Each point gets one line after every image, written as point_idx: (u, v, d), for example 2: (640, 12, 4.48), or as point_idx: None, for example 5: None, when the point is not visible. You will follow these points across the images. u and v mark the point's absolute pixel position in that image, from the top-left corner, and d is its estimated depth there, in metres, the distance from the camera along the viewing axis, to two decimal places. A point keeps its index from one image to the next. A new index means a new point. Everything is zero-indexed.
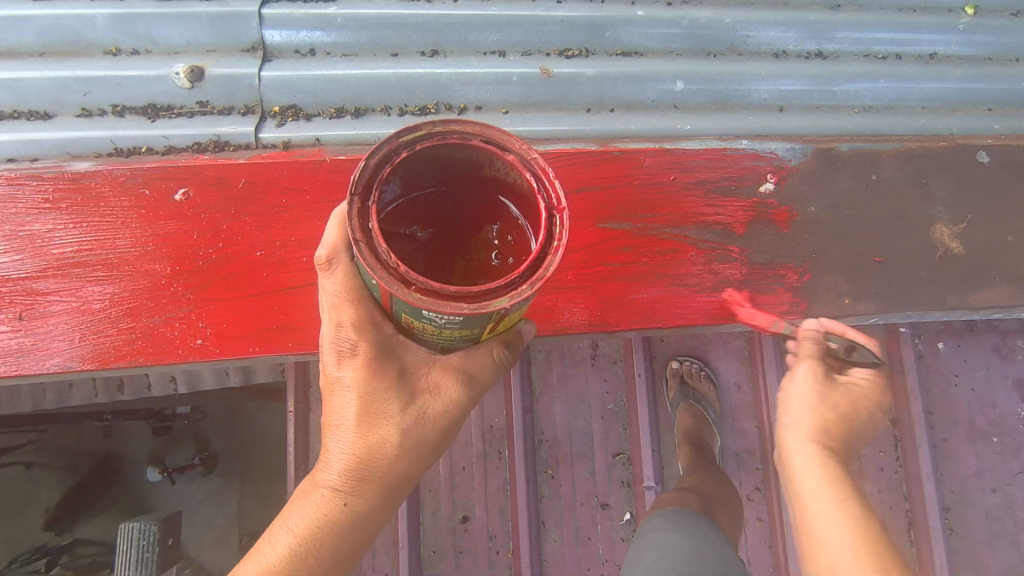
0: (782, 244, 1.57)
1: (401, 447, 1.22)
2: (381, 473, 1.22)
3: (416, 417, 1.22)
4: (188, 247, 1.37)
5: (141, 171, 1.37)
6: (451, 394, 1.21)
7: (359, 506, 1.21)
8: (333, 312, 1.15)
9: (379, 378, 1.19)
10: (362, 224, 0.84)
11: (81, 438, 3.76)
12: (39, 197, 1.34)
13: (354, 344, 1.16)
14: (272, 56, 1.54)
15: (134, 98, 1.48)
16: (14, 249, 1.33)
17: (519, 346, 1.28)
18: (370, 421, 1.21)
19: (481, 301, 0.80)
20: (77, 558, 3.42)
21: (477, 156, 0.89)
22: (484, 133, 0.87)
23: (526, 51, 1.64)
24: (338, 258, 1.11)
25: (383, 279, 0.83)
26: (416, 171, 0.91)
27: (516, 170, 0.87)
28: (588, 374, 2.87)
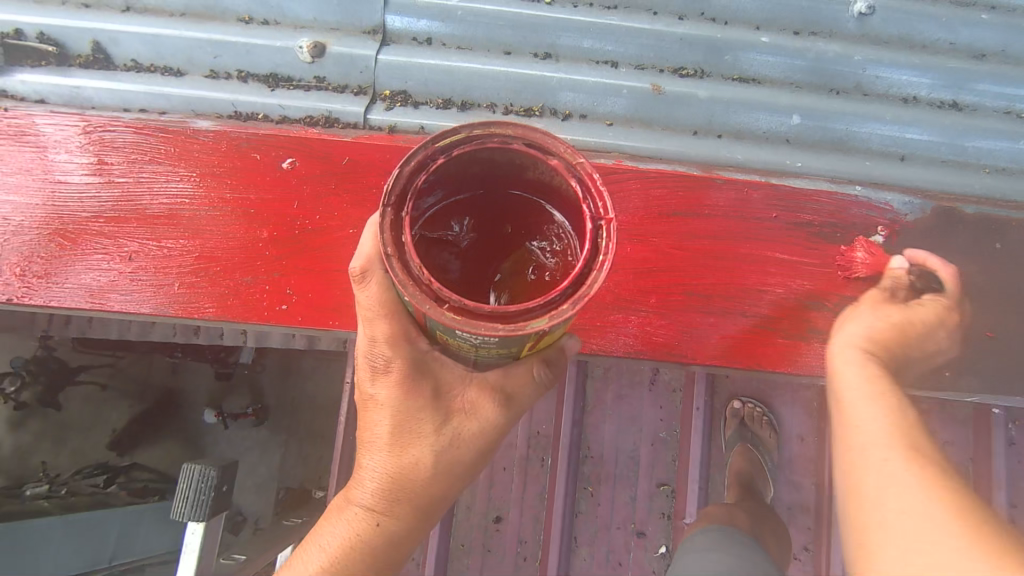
0: (881, 302, 1.46)
1: (434, 467, 1.23)
2: (413, 494, 1.24)
3: (450, 439, 1.23)
4: (285, 215, 1.43)
5: (257, 137, 1.45)
6: (487, 413, 1.23)
7: (391, 526, 1.25)
8: (368, 328, 1.18)
9: (413, 396, 1.21)
10: (395, 237, 0.84)
11: (152, 370, 3.64)
12: (160, 149, 1.44)
13: (388, 361, 1.19)
14: (390, 41, 1.58)
15: (258, 66, 1.55)
16: (130, 198, 1.42)
17: (562, 366, 1.25)
18: (403, 440, 1.23)
19: (518, 322, 0.79)
20: (131, 481, 3.34)
21: (520, 159, 0.89)
22: (525, 137, 0.87)
23: (639, 65, 1.61)
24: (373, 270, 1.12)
25: (415, 298, 0.81)
26: (452, 178, 0.90)
27: (560, 175, 0.87)
28: (643, 398, 2.82)
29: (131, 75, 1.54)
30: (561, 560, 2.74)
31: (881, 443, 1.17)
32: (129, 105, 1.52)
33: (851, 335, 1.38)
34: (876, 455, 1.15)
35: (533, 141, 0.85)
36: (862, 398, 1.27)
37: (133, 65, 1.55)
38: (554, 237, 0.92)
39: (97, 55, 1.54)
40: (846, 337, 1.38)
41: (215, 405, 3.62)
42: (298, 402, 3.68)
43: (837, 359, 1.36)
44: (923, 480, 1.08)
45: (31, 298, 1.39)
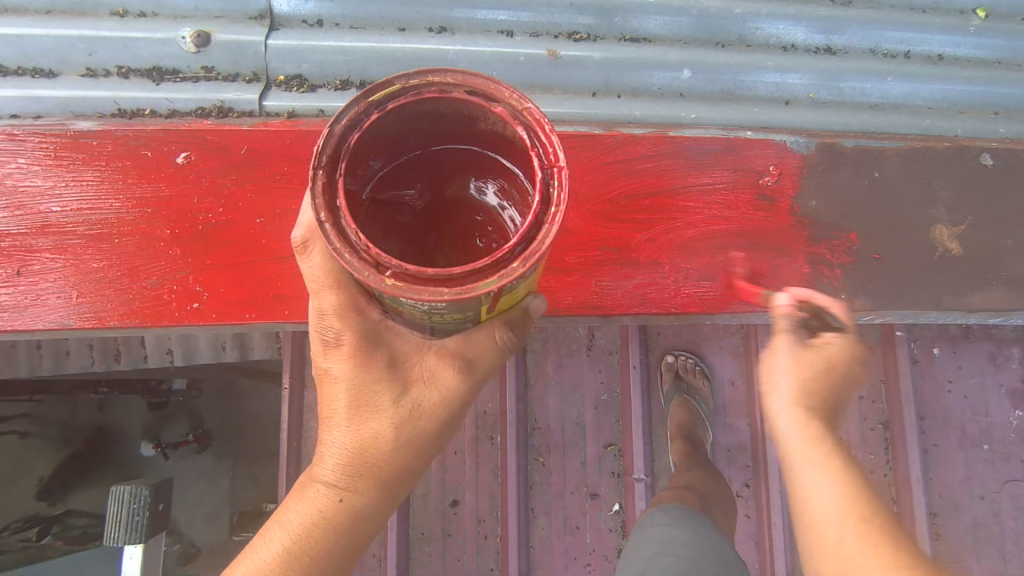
0: (778, 242, 1.55)
1: (395, 441, 1.22)
2: (376, 467, 1.23)
3: (410, 410, 1.22)
4: (188, 211, 1.38)
5: (143, 133, 1.37)
6: (449, 378, 1.21)
7: (355, 503, 1.23)
8: (321, 301, 1.19)
9: (369, 365, 1.20)
10: (329, 202, 0.84)
11: (75, 409, 3.55)
12: (40, 153, 1.35)
13: (340, 332, 1.18)
14: (278, 25, 1.54)
15: (139, 60, 1.47)
16: (34, 203, 1.34)
17: (526, 327, 1.22)
18: (362, 415, 1.22)
19: (465, 283, 0.79)
20: (67, 529, 3.32)
21: (466, 109, 0.88)
22: (469, 84, 0.87)
23: (534, 32, 1.65)
24: (314, 241, 1.15)
25: (353, 265, 0.81)
26: (398, 132, 0.90)
27: (507, 124, 0.86)
28: (583, 364, 2.89)
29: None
30: (521, 532, 2.80)
31: (838, 518, 1.01)
32: None
33: (779, 386, 1.20)
34: (830, 533, 1.00)
35: (475, 86, 0.85)
36: (805, 461, 1.10)
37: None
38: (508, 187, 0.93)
39: None
40: (775, 390, 1.20)
41: (152, 437, 3.66)
42: (241, 420, 3.70)
43: (777, 414, 1.18)
44: (869, 545, 0.95)
45: None
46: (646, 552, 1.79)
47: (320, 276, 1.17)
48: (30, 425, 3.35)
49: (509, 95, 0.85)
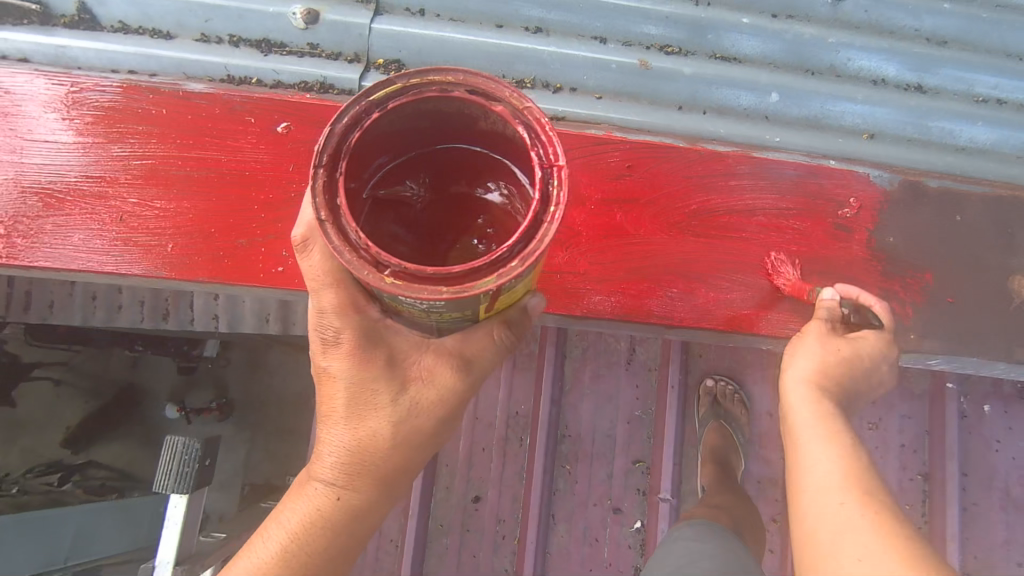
0: (850, 273, 1.55)
1: (394, 438, 1.26)
2: (374, 464, 1.27)
3: (408, 408, 1.26)
4: (282, 178, 1.43)
5: (251, 100, 1.45)
6: (447, 377, 1.25)
7: (353, 500, 1.29)
8: (321, 298, 1.20)
9: (367, 364, 1.22)
10: (328, 201, 0.84)
11: (108, 365, 3.70)
12: (153, 110, 1.43)
13: (339, 331, 1.20)
14: (383, 11, 1.60)
15: (250, 31, 1.54)
16: (140, 158, 1.42)
17: (524, 325, 1.27)
18: (360, 413, 1.25)
19: (464, 282, 0.81)
20: (87, 479, 3.38)
21: (467, 109, 0.90)
22: (468, 83, 0.88)
23: (626, 42, 1.67)
24: (313, 238, 1.15)
25: (352, 264, 0.82)
26: (398, 131, 0.91)
27: (507, 123, 0.88)
28: (620, 376, 2.90)
29: (118, 36, 1.51)
30: (539, 537, 2.81)
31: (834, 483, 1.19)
32: (117, 66, 1.50)
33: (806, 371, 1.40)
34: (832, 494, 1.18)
35: (477, 86, 0.86)
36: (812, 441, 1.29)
37: (120, 26, 1.52)
38: (507, 187, 0.95)
39: (83, 15, 1.51)
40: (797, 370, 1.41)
41: (178, 400, 3.72)
42: (264, 398, 3.75)
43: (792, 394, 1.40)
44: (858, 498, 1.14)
45: (17, 257, 1.38)
46: (673, 564, 1.80)
47: (320, 272, 1.18)
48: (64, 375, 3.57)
49: (510, 95, 0.86)
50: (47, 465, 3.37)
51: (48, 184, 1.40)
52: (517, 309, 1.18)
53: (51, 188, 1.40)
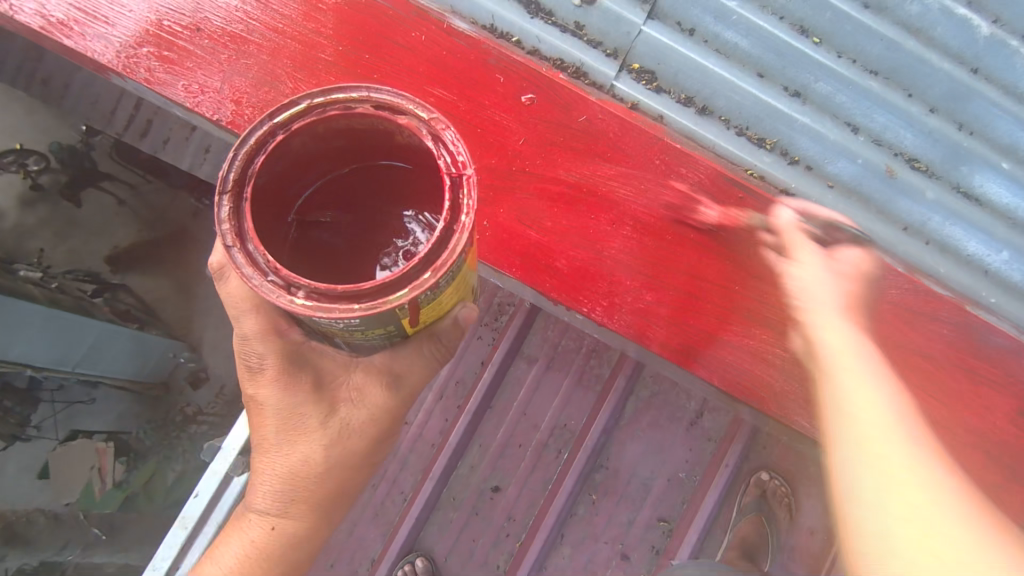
0: (1016, 465, 1.48)
1: (326, 459, 1.42)
2: (309, 487, 1.45)
3: (338, 428, 1.41)
4: (509, 146, 1.41)
5: (507, 58, 1.39)
6: (374, 398, 1.38)
7: (292, 520, 1.49)
8: (243, 326, 1.34)
9: (294, 388, 1.36)
10: (234, 228, 0.88)
11: (171, 204, 4.34)
12: (412, 34, 1.40)
13: (262, 358, 1.34)
14: (655, 15, 1.53)
15: None
16: (382, 75, 1.40)
17: (454, 341, 1.32)
18: (294, 439, 1.42)
19: (379, 298, 0.86)
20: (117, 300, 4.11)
21: (378, 123, 0.95)
22: (373, 99, 0.93)
23: (877, 139, 1.57)
24: (229, 269, 1.32)
25: (263, 287, 0.86)
26: (311, 148, 0.97)
27: (415, 133, 0.93)
28: (678, 435, 2.87)
29: None
30: (541, 551, 2.87)
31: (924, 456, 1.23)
32: None
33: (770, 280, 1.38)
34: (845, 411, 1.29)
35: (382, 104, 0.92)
36: (849, 359, 1.30)
37: None
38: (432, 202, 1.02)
39: None
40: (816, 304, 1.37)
41: None
42: None
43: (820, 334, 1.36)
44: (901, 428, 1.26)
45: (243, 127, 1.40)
46: None
47: (243, 296, 1.32)
48: (128, 196, 4.28)
49: (414, 109, 0.93)
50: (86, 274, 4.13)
51: (287, 70, 1.40)
52: (435, 326, 1.20)
53: (289, 74, 1.40)
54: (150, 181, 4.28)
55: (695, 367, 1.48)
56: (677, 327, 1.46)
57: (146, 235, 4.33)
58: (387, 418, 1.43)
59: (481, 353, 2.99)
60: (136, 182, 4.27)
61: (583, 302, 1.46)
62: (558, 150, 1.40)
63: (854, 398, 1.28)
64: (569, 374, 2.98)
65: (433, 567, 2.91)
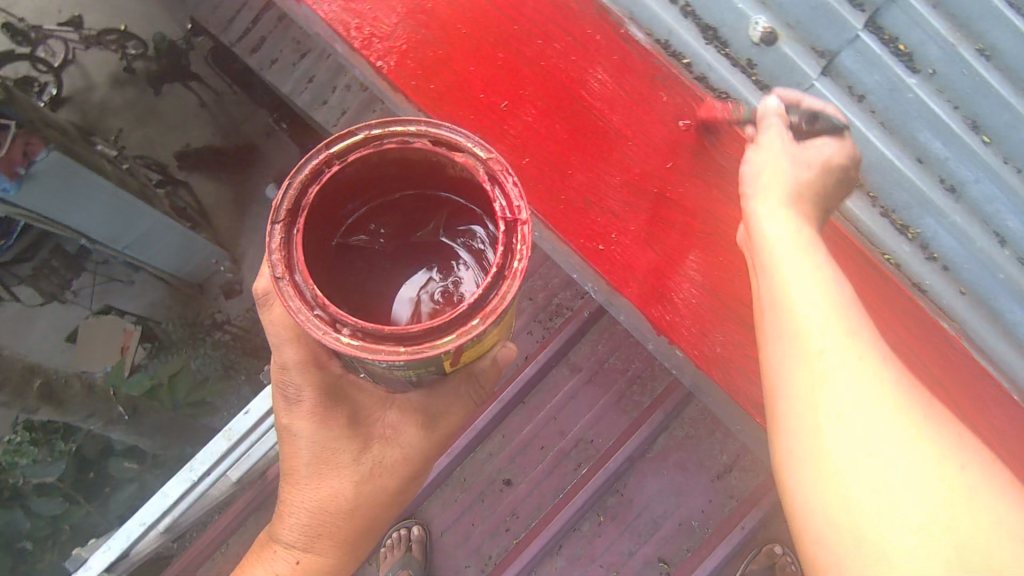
0: None
1: (354, 497, 1.45)
2: (337, 525, 1.46)
3: (370, 464, 1.45)
4: (653, 168, 1.39)
5: (676, 80, 1.37)
6: (408, 435, 1.45)
7: (317, 559, 1.47)
8: (283, 355, 1.40)
9: (330, 421, 1.42)
10: (286, 261, 0.95)
11: (247, 118, 4.43)
12: (590, 32, 1.38)
13: (300, 388, 1.40)
14: (828, 71, 1.45)
15: (707, 12, 1.45)
16: (549, 66, 1.39)
17: (490, 381, 1.48)
18: (325, 476, 1.45)
19: (423, 342, 0.91)
20: (177, 197, 4.29)
21: (438, 157, 0.99)
22: (433, 133, 0.98)
23: (1023, 258, 1.46)
24: (271, 297, 1.37)
25: (312, 322, 0.91)
26: (360, 180, 1.01)
27: (471, 171, 0.97)
28: (700, 482, 2.84)
29: None
30: (533, 559, 2.86)
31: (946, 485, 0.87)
32: None
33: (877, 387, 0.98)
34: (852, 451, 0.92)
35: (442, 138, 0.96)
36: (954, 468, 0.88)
37: None
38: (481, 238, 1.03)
39: None
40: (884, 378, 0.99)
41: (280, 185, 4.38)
42: None
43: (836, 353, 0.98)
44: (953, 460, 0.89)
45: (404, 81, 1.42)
46: None
47: (286, 326, 1.38)
48: (210, 100, 4.43)
49: (473, 146, 0.97)
50: (156, 165, 4.31)
51: (458, 37, 1.41)
52: (475, 368, 1.36)
53: (458, 41, 1.41)
54: (234, 91, 4.43)
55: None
56: None
57: (218, 141, 4.43)
58: (421, 459, 1.48)
59: (528, 348, 2.99)
60: (221, 89, 4.43)
61: (683, 345, 1.42)
62: (700, 185, 1.38)
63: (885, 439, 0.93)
64: (608, 393, 2.96)
65: (427, 540, 2.99)
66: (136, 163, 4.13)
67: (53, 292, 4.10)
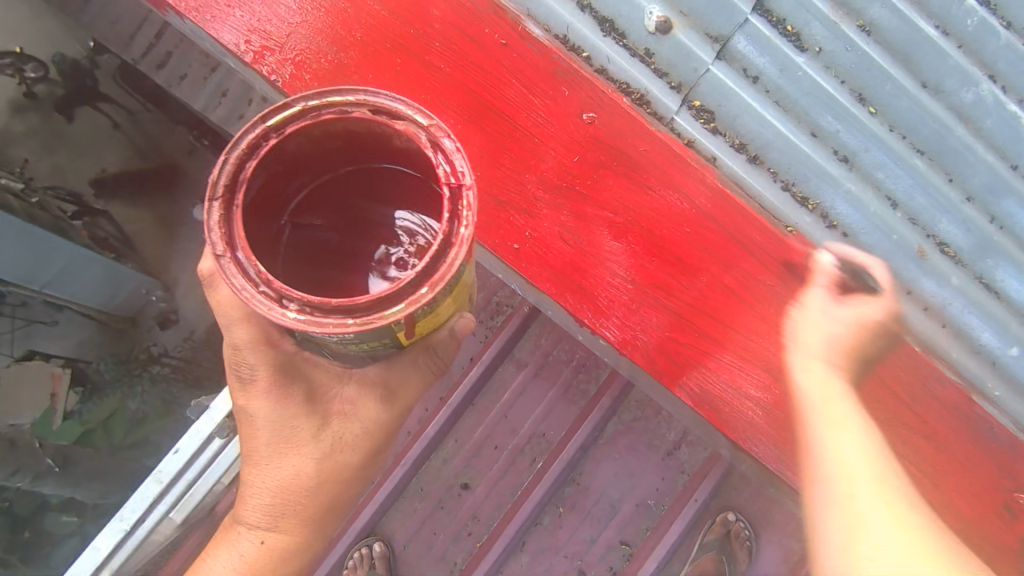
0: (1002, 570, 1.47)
1: (317, 471, 1.50)
2: (302, 498, 1.52)
3: (331, 440, 1.49)
4: (563, 161, 1.39)
5: (576, 71, 1.37)
6: (368, 410, 1.48)
7: (289, 530, 1.55)
8: (234, 335, 1.40)
9: (286, 398, 1.44)
10: (227, 240, 0.93)
11: (168, 137, 4.21)
12: (488, 29, 1.37)
13: (253, 368, 1.41)
14: (722, 55, 1.50)
15: (602, 5, 1.47)
16: (449, 66, 1.37)
17: (451, 347, 1.44)
18: (286, 452, 1.48)
19: (370, 315, 0.90)
20: (97, 227, 4.12)
21: (380, 127, 0.98)
22: (372, 103, 0.97)
23: (913, 218, 1.55)
24: (219, 278, 1.37)
25: (256, 300, 0.91)
26: (301, 153, 1.00)
27: (415, 140, 0.97)
28: (653, 462, 2.90)
29: None
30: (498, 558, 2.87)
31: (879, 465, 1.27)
32: None
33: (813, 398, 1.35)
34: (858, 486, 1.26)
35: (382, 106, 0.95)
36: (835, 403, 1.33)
37: None
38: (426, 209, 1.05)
39: None
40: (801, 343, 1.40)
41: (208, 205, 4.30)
42: None
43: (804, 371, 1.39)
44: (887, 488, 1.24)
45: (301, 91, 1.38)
46: None
47: (232, 305, 1.38)
48: (124, 121, 4.14)
49: (415, 113, 0.96)
50: (70, 193, 4.06)
51: (355, 42, 1.38)
52: (435, 339, 1.32)
53: (355, 46, 1.38)
54: (150, 110, 4.17)
55: (711, 415, 1.49)
56: (698, 370, 1.46)
57: (137, 164, 4.23)
58: (380, 429, 1.52)
59: (472, 350, 2.96)
60: (135, 108, 4.15)
61: (609, 330, 1.44)
62: (610, 174, 1.39)
63: (830, 436, 1.30)
64: (555, 386, 2.99)
65: (390, 555, 2.94)
66: (47, 194, 3.88)
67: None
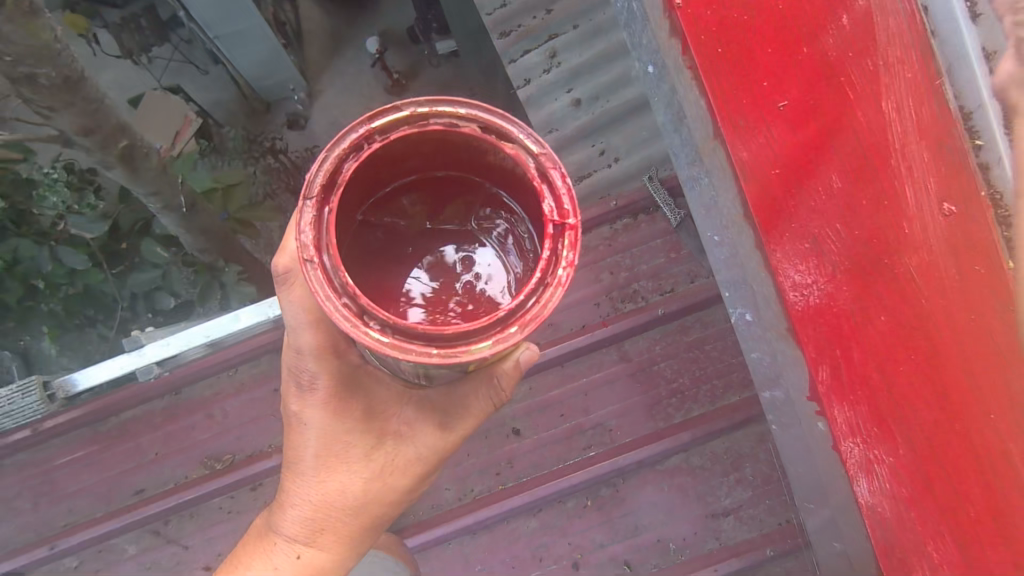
0: None
1: (367, 485, 1.72)
2: (345, 511, 1.72)
3: (384, 458, 1.72)
4: (899, 236, 1.35)
5: (962, 161, 1.35)
6: (425, 433, 1.70)
7: (324, 545, 1.73)
8: (302, 342, 1.62)
9: (347, 408, 1.67)
10: (317, 244, 1.07)
11: None
12: (908, 78, 1.36)
13: (316, 376, 1.64)
14: None
15: (1017, 105, 1.32)
16: (854, 92, 1.37)
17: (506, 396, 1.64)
18: (338, 465, 1.70)
19: (454, 340, 1.04)
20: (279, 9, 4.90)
21: (484, 146, 1.14)
22: (483, 123, 1.13)
23: None
24: (293, 278, 1.57)
25: (343, 310, 1.04)
26: (394, 155, 1.15)
27: (516, 164, 1.13)
28: (696, 512, 2.82)
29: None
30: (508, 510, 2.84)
31: None
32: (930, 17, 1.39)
33: None
34: None
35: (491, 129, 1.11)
36: None
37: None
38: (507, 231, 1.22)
39: None
40: None
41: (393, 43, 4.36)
42: None
43: None
44: None
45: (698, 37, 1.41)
46: None
47: (304, 310, 1.59)
48: None
49: (524, 140, 1.12)
50: None
51: (769, 22, 1.38)
52: (490, 371, 1.54)
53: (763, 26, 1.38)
54: None
55: (888, 557, 1.37)
56: (897, 501, 1.37)
57: None
58: (427, 455, 1.74)
59: (588, 317, 3.00)
60: None
61: (841, 412, 1.38)
62: (936, 275, 1.34)
63: None
64: (645, 394, 2.93)
65: None
66: None
67: (130, 50, 4.33)
